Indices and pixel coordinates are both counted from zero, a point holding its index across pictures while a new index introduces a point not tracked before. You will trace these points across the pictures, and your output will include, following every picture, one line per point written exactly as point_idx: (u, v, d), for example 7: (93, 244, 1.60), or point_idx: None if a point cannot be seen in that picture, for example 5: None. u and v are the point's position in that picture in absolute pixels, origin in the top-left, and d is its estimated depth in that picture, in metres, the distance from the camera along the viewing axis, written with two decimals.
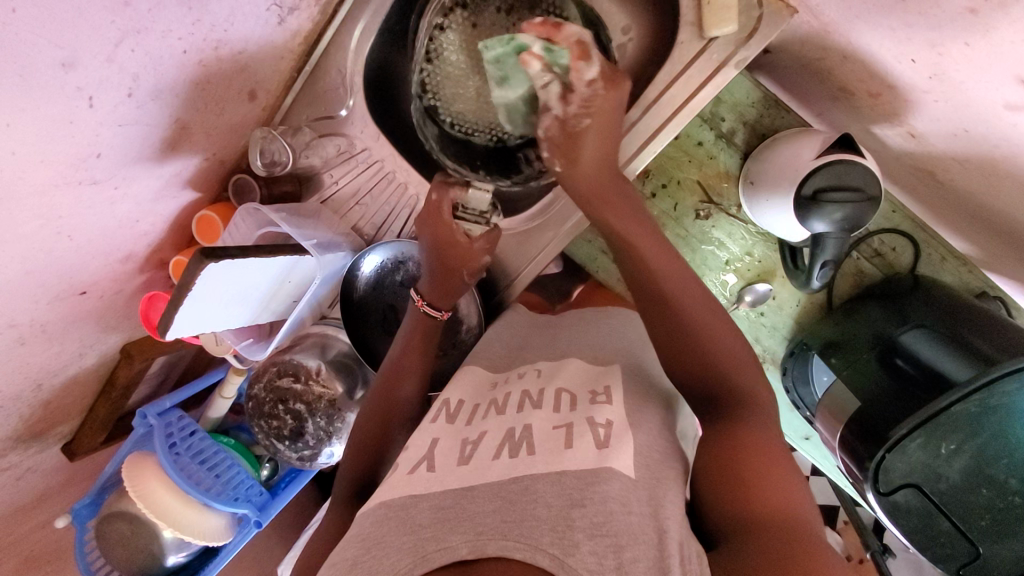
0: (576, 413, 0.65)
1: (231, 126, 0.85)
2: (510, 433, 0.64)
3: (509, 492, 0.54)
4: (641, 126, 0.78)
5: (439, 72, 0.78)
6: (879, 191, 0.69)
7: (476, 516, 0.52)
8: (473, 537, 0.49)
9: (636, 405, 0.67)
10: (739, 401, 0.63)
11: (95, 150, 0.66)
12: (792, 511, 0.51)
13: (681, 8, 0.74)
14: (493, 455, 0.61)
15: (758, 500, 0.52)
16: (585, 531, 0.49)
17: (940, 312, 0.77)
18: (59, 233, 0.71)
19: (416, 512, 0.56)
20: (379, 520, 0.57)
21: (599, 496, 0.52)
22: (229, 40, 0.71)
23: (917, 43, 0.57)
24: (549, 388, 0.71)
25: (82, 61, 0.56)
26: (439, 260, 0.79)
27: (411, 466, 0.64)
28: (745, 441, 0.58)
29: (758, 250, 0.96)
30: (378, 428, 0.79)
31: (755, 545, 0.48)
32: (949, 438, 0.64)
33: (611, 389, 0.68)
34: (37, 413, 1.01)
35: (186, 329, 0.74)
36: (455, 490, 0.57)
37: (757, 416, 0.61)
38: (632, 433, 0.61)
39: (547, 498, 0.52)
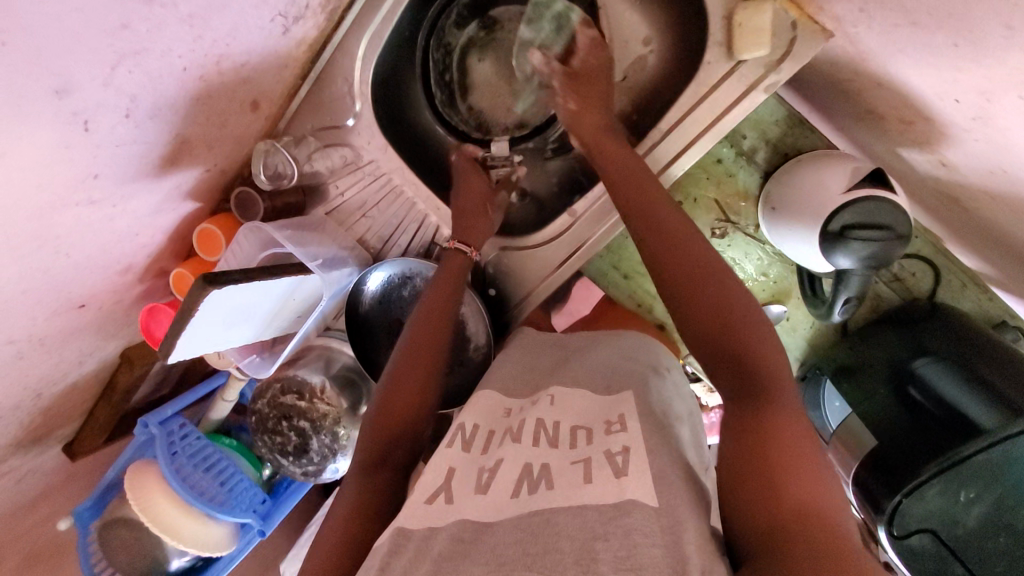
0: (593, 448, 0.63)
1: (234, 137, 0.81)
2: (527, 468, 0.63)
3: (530, 525, 0.55)
4: (660, 151, 0.75)
5: (474, 106, 0.91)
6: (909, 230, 0.66)
7: (495, 549, 0.53)
8: (494, 567, 0.51)
9: (655, 433, 0.65)
10: (753, 367, 0.57)
11: (91, 171, 0.63)
12: (824, 516, 0.46)
13: (710, 27, 0.70)
14: (510, 492, 0.60)
15: (785, 507, 0.47)
16: (609, 563, 0.48)
17: (957, 342, 0.76)
18: (57, 252, 0.69)
19: (435, 543, 0.56)
20: (396, 550, 0.57)
21: (621, 529, 0.51)
22: (232, 53, 0.67)
23: (964, 87, 0.53)
24: (565, 420, 0.69)
25: (78, 86, 0.53)
26: (456, 203, 0.83)
27: (427, 497, 0.63)
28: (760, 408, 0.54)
29: (774, 271, 0.94)
30: (387, 469, 0.73)
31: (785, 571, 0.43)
32: (966, 486, 0.63)
33: (626, 417, 0.66)
34: (37, 419, 0.99)
35: (190, 350, 0.72)
36: (475, 523, 0.57)
37: (737, 324, 0.59)
38: (649, 456, 0.60)
39: (568, 529, 0.53)
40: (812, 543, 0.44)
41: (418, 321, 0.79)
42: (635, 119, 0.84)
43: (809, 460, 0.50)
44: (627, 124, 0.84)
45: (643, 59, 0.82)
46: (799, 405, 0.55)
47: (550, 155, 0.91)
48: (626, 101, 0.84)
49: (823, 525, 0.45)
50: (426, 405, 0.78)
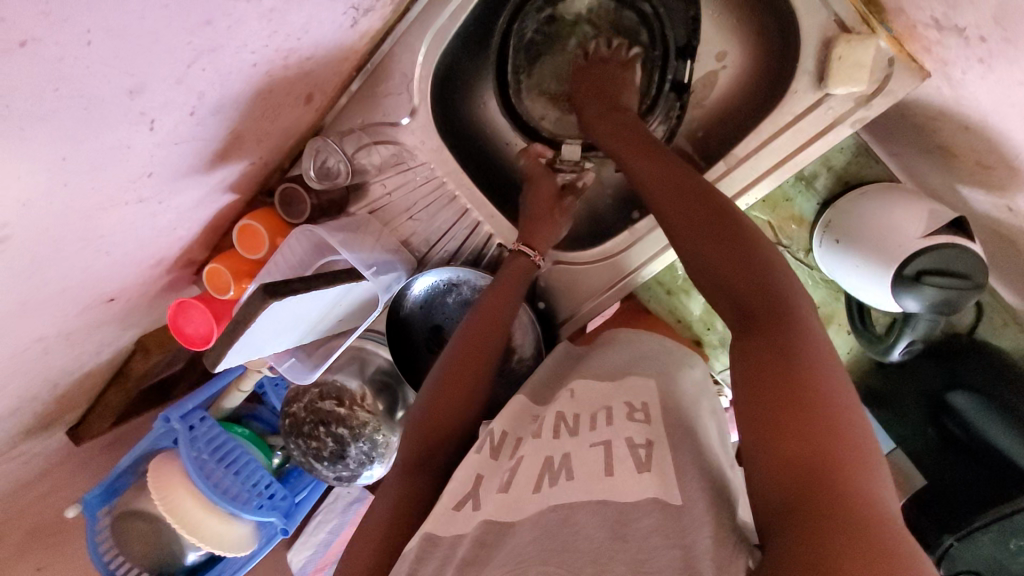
0: (612, 431, 0.59)
1: (284, 130, 0.76)
2: (547, 463, 0.58)
3: (549, 522, 0.51)
4: (733, 178, 0.73)
5: (540, 100, 0.86)
6: (986, 280, 0.67)
7: (516, 552, 0.49)
8: (514, 567, 0.47)
9: (677, 423, 0.60)
10: (769, 318, 0.54)
11: (147, 170, 0.57)
12: (842, 469, 0.43)
13: (802, 55, 0.68)
14: (533, 485, 0.56)
15: (802, 466, 0.44)
16: (626, 565, 0.45)
17: (994, 375, 0.76)
18: (99, 251, 0.64)
19: (458, 548, 0.52)
20: (423, 556, 0.53)
21: (639, 532, 0.48)
22: (300, 48, 0.61)
23: None
24: (584, 411, 0.64)
25: (149, 85, 0.47)
26: (525, 209, 0.79)
27: (453, 501, 0.58)
28: (774, 359, 0.52)
29: (818, 296, 0.93)
30: (429, 470, 0.64)
31: (796, 531, 0.41)
32: (1017, 535, 0.64)
33: (650, 406, 0.61)
34: (50, 407, 0.95)
35: (237, 358, 0.69)
36: (496, 524, 0.53)
37: (737, 278, 0.57)
38: (672, 450, 0.56)
39: (587, 529, 0.49)
40: (836, 516, 0.40)
41: (472, 318, 0.72)
42: (702, 138, 0.81)
43: (834, 420, 0.46)
44: (694, 143, 0.82)
45: (715, 75, 0.79)
46: (826, 358, 0.51)
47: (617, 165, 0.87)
48: (694, 119, 0.81)
49: (843, 483, 0.42)
50: (470, 413, 0.68)
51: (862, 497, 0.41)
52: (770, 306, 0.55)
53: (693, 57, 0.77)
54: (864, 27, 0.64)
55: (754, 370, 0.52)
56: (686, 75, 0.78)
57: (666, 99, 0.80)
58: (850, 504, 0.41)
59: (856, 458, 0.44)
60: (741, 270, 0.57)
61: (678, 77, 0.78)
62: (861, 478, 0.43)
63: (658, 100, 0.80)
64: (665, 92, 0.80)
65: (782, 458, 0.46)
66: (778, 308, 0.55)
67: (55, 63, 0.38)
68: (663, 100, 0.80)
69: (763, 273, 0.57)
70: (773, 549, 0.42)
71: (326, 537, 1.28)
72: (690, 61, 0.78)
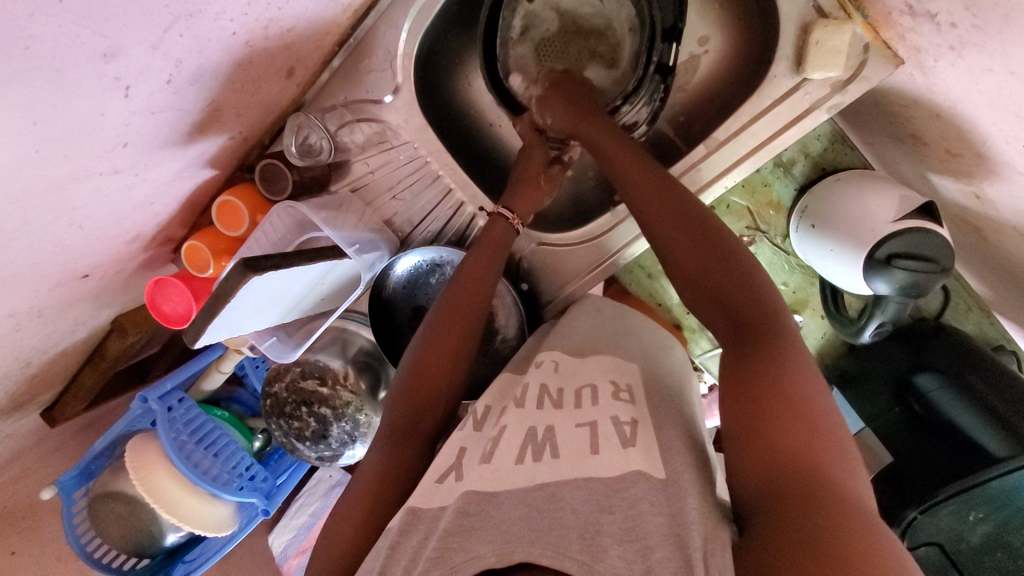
0: (597, 411, 0.60)
1: (264, 104, 0.75)
2: (530, 432, 0.59)
3: (535, 499, 0.50)
4: (715, 160, 0.75)
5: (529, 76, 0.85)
6: (952, 264, 0.69)
7: (501, 524, 0.48)
8: (500, 543, 0.46)
9: (660, 405, 0.61)
10: (758, 327, 0.56)
11: (123, 140, 0.56)
12: (824, 464, 0.43)
13: (781, 40, 0.69)
14: (516, 457, 0.56)
15: (785, 461, 0.45)
16: (613, 536, 0.45)
17: (959, 358, 0.78)
18: (71, 223, 0.62)
19: (439, 522, 0.50)
20: (407, 530, 0.51)
21: (626, 501, 0.48)
22: (281, 18, 0.60)
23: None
24: (568, 386, 0.65)
25: (125, 50, 0.46)
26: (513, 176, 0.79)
27: (437, 476, 0.58)
28: (763, 364, 0.52)
29: (795, 281, 0.97)
30: (415, 436, 0.64)
31: (776, 521, 0.41)
32: (976, 507, 0.68)
33: (633, 386, 0.64)
34: (22, 387, 0.92)
35: (217, 334, 0.69)
36: (478, 496, 0.52)
37: (726, 285, 0.58)
38: (657, 428, 0.57)
39: (574, 505, 0.48)
40: (816, 503, 0.41)
41: (449, 293, 0.70)
42: (685, 123, 0.82)
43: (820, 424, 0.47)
44: (676, 127, 0.83)
45: (698, 59, 0.79)
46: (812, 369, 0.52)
47: None
48: (677, 103, 0.82)
49: (822, 466, 0.43)
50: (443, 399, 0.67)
51: (840, 480, 0.42)
52: (755, 314, 0.56)
53: (680, 41, 0.75)
54: (841, 12, 0.65)
55: (739, 368, 0.54)
56: (672, 58, 0.77)
57: (652, 81, 0.79)
58: (833, 493, 0.41)
59: (834, 445, 0.45)
60: (727, 276, 0.58)
61: (664, 60, 0.77)
62: (839, 462, 0.44)
63: (643, 83, 0.80)
64: (649, 75, 0.79)
65: (764, 454, 0.46)
66: (757, 309, 0.57)
67: (23, 19, 0.37)
68: (648, 83, 0.80)
69: (741, 276, 0.59)
70: (760, 532, 0.42)
71: (307, 520, 1.28)
72: (677, 43, 0.76)
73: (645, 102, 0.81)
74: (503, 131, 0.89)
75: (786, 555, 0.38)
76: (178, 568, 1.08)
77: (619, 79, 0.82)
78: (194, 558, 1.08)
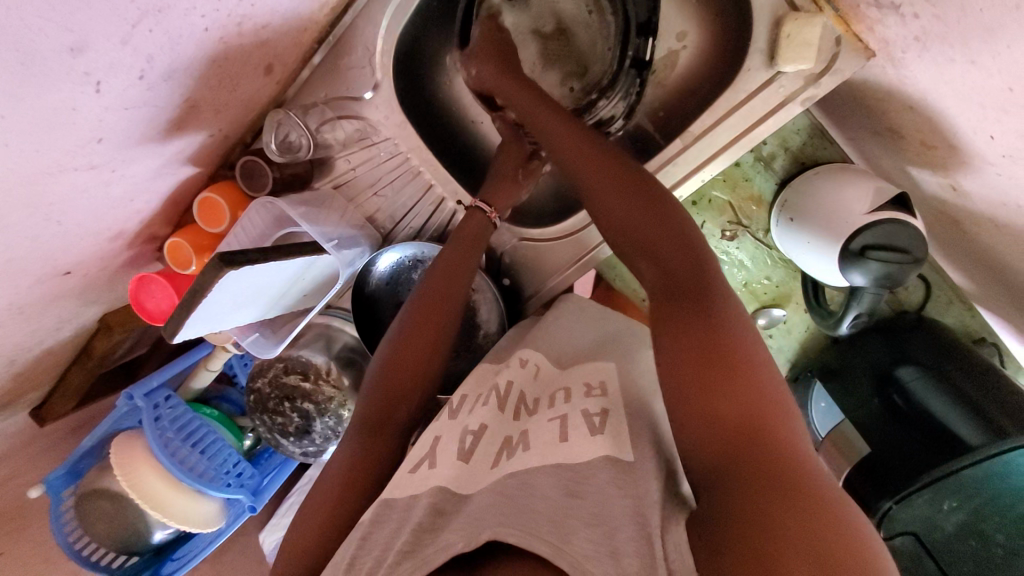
0: (571, 405, 0.60)
1: (244, 101, 0.75)
2: (507, 441, 0.59)
3: (508, 490, 0.50)
4: (689, 155, 0.75)
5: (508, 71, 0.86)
6: (925, 255, 0.69)
7: (471, 516, 0.48)
8: (469, 532, 0.46)
9: (635, 398, 0.61)
10: (688, 283, 0.59)
11: (98, 135, 0.57)
12: (764, 419, 0.47)
13: (754, 34, 0.69)
14: (491, 463, 0.56)
15: (729, 423, 0.47)
16: (581, 520, 0.44)
17: (939, 351, 0.81)
18: (48, 219, 0.63)
19: (411, 513, 0.50)
20: (379, 519, 0.52)
21: (595, 486, 0.48)
22: (255, 14, 0.61)
23: (991, 118, 0.54)
24: (542, 396, 0.65)
25: (94, 44, 0.47)
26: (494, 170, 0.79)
27: (411, 467, 0.58)
28: (695, 322, 0.55)
29: (777, 275, 0.97)
30: (390, 430, 0.64)
31: (732, 487, 0.44)
32: (950, 496, 0.68)
33: (606, 384, 0.63)
34: (8, 385, 0.93)
35: (195, 330, 0.69)
36: (453, 492, 0.53)
37: (663, 248, 0.62)
38: (629, 419, 0.57)
39: (544, 492, 0.49)
40: (766, 462, 0.44)
41: (429, 281, 0.71)
42: (662, 117, 0.82)
43: (752, 374, 0.50)
44: (653, 121, 0.82)
45: (676, 55, 0.78)
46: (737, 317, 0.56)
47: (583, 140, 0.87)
48: (656, 98, 0.81)
49: (767, 433, 0.46)
50: (424, 390, 0.68)
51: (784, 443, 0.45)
52: (685, 272, 0.60)
53: (655, 35, 0.76)
54: (812, 5, 0.66)
55: (677, 336, 0.55)
56: (648, 53, 0.78)
57: (629, 77, 0.80)
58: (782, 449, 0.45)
59: (767, 393, 0.49)
60: (665, 239, 0.62)
61: (639, 55, 0.79)
62: (783, 425, 0.47)
63: (620, 78, 0.81)
64: (627, 72, 0.80)
65: (709, 417, 0.49)
66: (695, 279, 0.59)
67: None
68: (626, 79, 0.81)
69: (677, 245, 0.61)
70: (718, 505, 0.44)
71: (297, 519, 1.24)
72: (652, 39, 0.77)
73: (621, 98, 0.83)
74: (484, 127, 0.90)
75: (744, 526, 0.40)
76: (168, 565, 1.08)
77: (597, 73, 0.84)
78: (183, 556, 1.08)
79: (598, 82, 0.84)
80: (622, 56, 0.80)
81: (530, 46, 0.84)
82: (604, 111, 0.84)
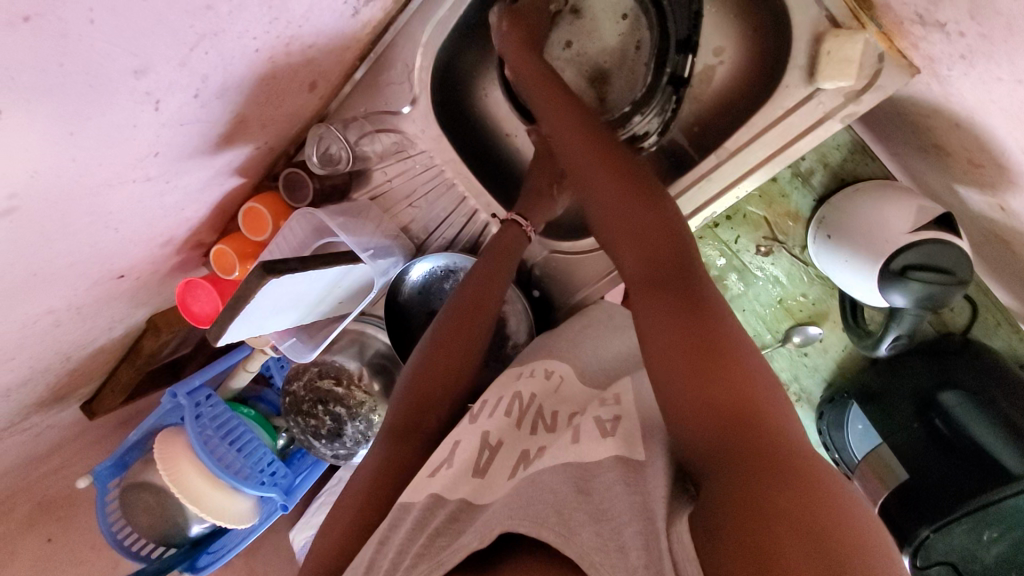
0: (584, 415, 0.59)
1: (289, 115, 0.79)
2: (523, 455, 0.58)
3: (516, 489, 0.50)
4: (723, 172, 0.75)
5: None
6: (970, 276, 0.68)
7: (484, 520, 0.48)
8: (481, 531, 0.46)
9: (649, 407, 0.60)
10: (674, 274, 0.61)
11: (154, 150, 0.60)
12: (752, 406, 0.48)
13: (793, 51, 0.69)
14: (508, 474, 0.56)
15: (719, 407, 0.48)
16: (586, 515, 0.43)
17: (987, 377, 0.77)
18: (107, 226, 0.67)
19: (432, 517, 0.51)
20: (395, 523, 0.52)
21: (602, 484, 0.47)
22: (302, 35, 0.64)
23: None
24: (562, 411, 0.65)
25: (155, 67, 0.50)
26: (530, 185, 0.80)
27: (430, 470, 0.59)
28: (683, 312, 0.56)
29: (814, 292, 0.96)
30: (417, 436, 0.65)
31: (727, 471, 0.44)
32: (991, 527, 0.68)
33: (621, 396, 0.61)
34: (64, 381, 0.98)
35: (239, 332, 0.72)
36: (473, 501, 0.53)
37: (652, 239, 0.64)
38: (641, 427, 0.55)
39: (552, 486, 0.48)
40: (758, 445, 0.44)
41: (460, 294, 0.72)
42: (697, 132, 0.82)
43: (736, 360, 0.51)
44: (689, 137, 0.82)
45: (712, 70, 0.78)
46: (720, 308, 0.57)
47: None
48: (691, 114, 0.81)
49: (757, 418, 0.46)
50: (452, 393, 0.69)
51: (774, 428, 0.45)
52: (671, 263, 0.62)
53: (695, 52, 0.77)
54: (855, 22, 0.65)
55: (668, 333, 0.55)
56: (686, 69, 0.78)
57: (664, 94, 0.80)
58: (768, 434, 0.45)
59: (752, 381, 0.50)
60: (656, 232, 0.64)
61: (676, 72, 0.79)
62: (768, 411, 0.48)
63: (655, 94, 0.81)
64: (662, 87, 0.80)
65: (699, 402, 0.49)
66: (682, 272, 0.60)
67: (58, 38, 0.40)
68: (661, 94, 0.80)
69: (666, 240, 0.63)
70: (719, 492, 0.43)
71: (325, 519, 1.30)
72: (690, 56, 0.77)
73: (654, 114, 0.82)
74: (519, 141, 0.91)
75: (744, 508, 0.39)
76: (204, 558, 1.12)
77: (631, 85, 0.82)
78: (218, 549, 1.12)
79: (630, 94, 0.83)
80: (656, 72, 0.80)
81: (564, 54, 0.82)
82: (637, 126, 0.83)
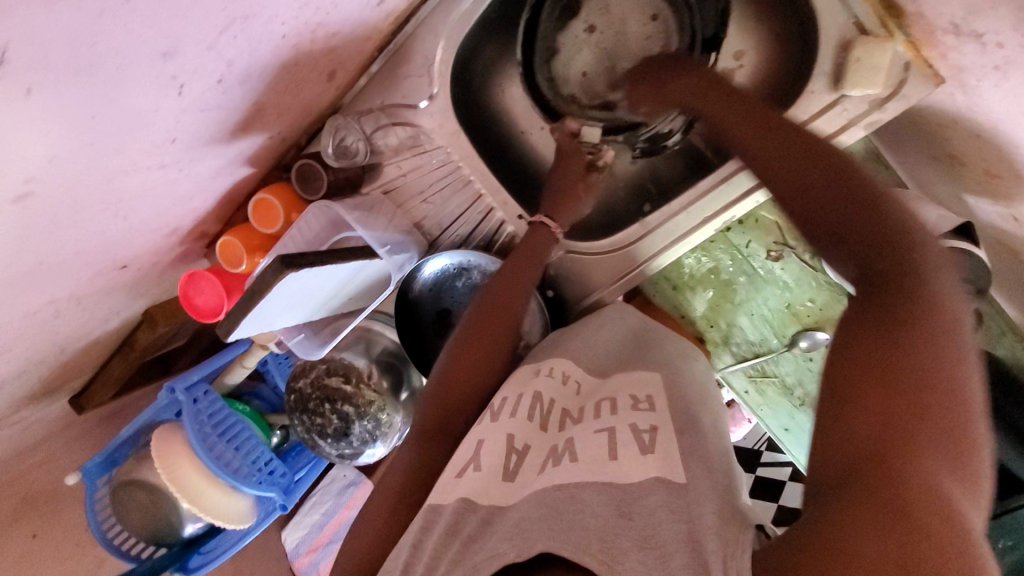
0: (617, 419, 0.58)
1: (304, 106, 0.77)
2: (552, 450, 0.57)
3: (554, 500, 0.49)
4: (745, 176, 0.75)
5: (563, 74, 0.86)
6: (988, 284, 0.69)
7: (519, 524, 0.48)
8: (518, 543, 0.46)
9: (682, 415, 0.60)
10: (890, 279, 0.47)
11: (172, 136, 0.58)
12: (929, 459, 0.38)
13: (819, 57, 0.69)
14: (539, 468, 0.55)
15: (887, 440, 0.39)
16: (632, 541, 0.44)
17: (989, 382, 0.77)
18: (117, 215, 0.64)
19: (464, 525, 0.50)
20: (427, 529, 0.52)
21: (645, 509, 0.46)
22: (329, 23, 0.62)
23: None
24: (589, 403, 0.63)
25: (183, 50, 0.48)
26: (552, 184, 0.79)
27: (456, 472, 0.58)
28: (890, 324, 0.45)
29: (822, 298, 0.91)
30: (435, 439, 0.64)
31: (851, 501, 0.38)
32: (1005, 535, 0.69)
33: (654, 398, 0.61)
34: (55, 374, 0.94)
35: (250, 327, 0.70)
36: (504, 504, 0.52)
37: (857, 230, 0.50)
38: (678, 436, 0.55)
39: (593, 507, 0.47)
40: (900, 493, 0.37)
41: (487, 295, 0.71)
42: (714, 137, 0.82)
43: (948, 404, 0.40)
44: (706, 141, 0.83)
45: (733, 74, 0.79)
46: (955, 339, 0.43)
47: (638, 153, 0.87)
48: None
49: (921, 447, 0.38)
50: (478, 396, 0.68)
51: (939, 482, 0.37)
52: (886, 263, 0.48)
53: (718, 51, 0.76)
54: (882, 29, 0.65)
55: (865, 324, 0.46)
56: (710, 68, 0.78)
57: None
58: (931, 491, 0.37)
59: (951, 436, 0.39)
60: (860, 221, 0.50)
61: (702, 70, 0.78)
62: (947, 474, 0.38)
63: None
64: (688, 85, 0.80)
65: (867, 424, 0.41)
66: (893, 278, 0.47)
67: (92, 18, 0.38)
68: None
69: (879, 233, 0.49)
70: (830, 498, 0.40)
71: (320, 519, 1.29)
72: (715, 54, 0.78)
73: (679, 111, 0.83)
74: (536, 137, 0.90)
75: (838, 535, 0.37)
76: (195, 559, 1.08)
77: None
78: (211, 550, 1.09)
79: None
80: None
81: (589, 50, 0.84)
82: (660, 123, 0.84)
